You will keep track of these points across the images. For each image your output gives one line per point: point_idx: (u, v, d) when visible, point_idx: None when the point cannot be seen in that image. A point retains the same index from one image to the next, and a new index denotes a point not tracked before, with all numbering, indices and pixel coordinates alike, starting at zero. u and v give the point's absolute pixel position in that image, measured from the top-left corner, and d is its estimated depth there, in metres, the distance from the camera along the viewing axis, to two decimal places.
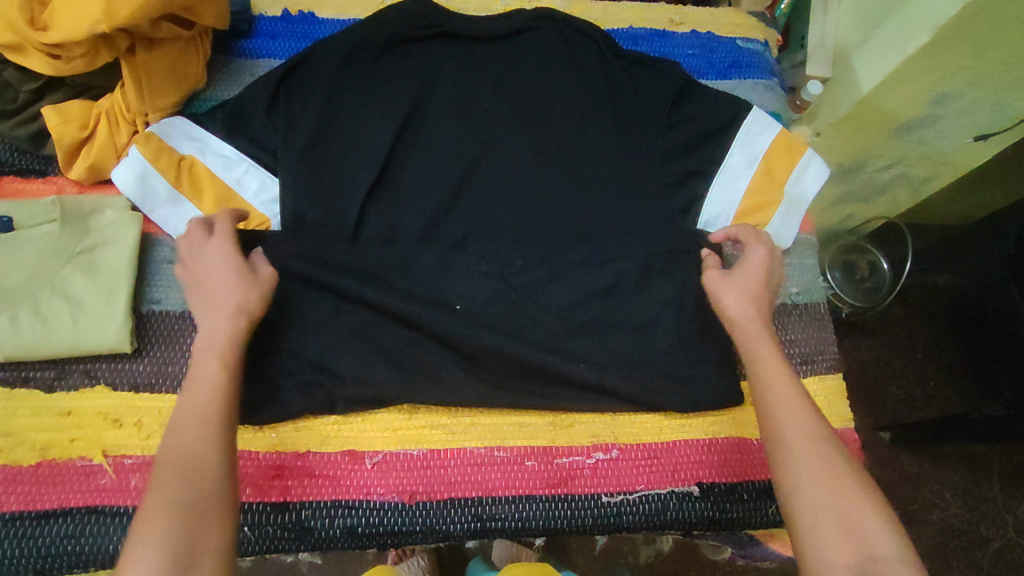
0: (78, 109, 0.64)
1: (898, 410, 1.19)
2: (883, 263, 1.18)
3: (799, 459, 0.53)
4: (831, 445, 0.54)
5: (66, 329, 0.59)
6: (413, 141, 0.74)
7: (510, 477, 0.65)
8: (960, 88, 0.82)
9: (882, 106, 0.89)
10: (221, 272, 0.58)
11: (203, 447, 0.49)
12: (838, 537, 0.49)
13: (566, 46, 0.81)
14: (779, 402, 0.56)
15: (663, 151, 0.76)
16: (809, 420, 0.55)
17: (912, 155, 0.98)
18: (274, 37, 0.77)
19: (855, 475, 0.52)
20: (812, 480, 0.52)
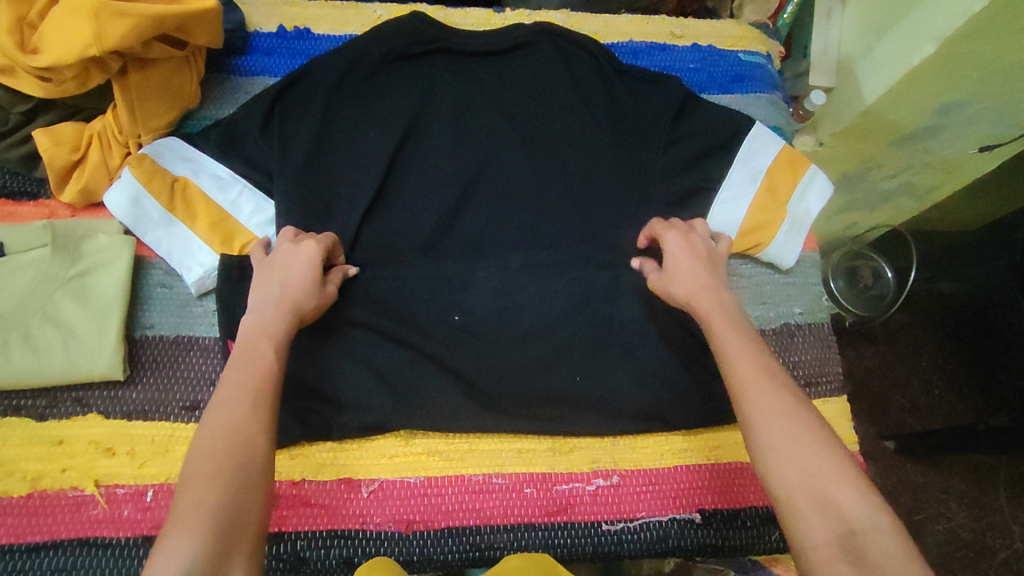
0: (70, 131, 0.63)
1: (903, 421, 1.18)
2: (885, 270, 1.15)
3: (766, 431, 0.49)
4: (800, 414, 0.50)
5: (57, 356, 0.58)
6: (409, 158, 0.73)
7: (509, 505, 0.64)
8: (966, 99, 0.81)
9: (886, 117, 0.88)
10: (296, 269, 0.59)
11: (248, 425, 0.48)
12: (816, 513, 0.45)
13: (565, 60, 0.80)
14: (741, 376, 0.53)
15: (664, 168, 0.75)
16: (774, 390, 0.52)
17: (916, 165, 0.97)
18: (269, 54, 0.76)
19: (827, 442, 0.48)
20: (783, 453, 0.48)
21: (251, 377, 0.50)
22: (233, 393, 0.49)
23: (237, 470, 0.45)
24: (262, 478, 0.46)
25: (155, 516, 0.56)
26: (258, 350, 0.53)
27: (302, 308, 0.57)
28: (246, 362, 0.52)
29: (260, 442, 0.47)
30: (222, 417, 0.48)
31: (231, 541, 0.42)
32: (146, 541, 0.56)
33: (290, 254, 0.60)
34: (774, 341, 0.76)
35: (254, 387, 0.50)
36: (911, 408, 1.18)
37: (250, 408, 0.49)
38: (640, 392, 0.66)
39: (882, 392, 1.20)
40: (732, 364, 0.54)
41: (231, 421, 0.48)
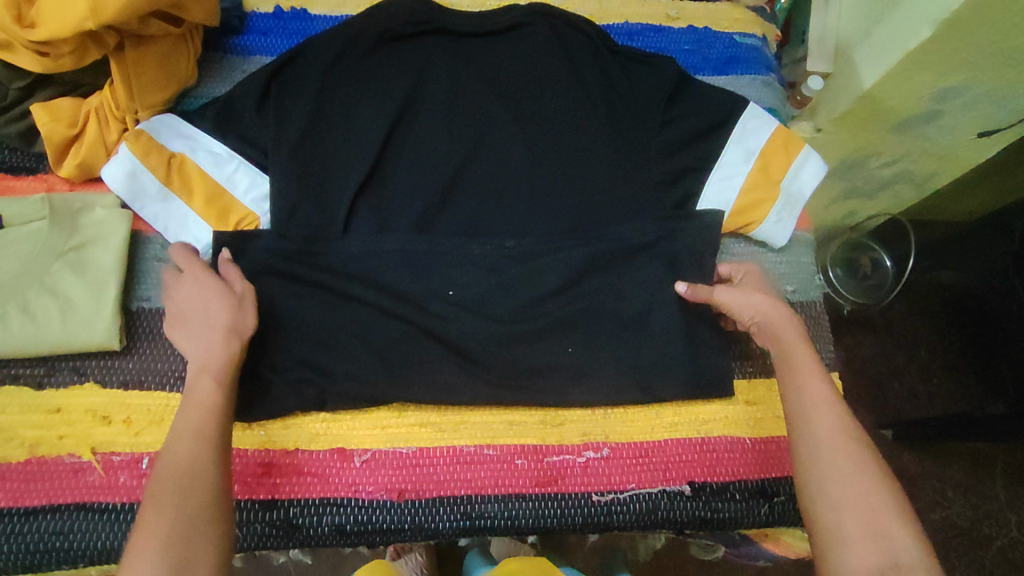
0: (68, 106, 0.64)
1: (901, 409, 1.18)
2: (885, 259, 1.17)
3: (829, 457, 0.52)
4: (865, 448, 0.52)
5: (55, 326, 0.59)
6: (404, 137, 0.73)
7: (500, 475, 0.64)
8: (963, 83, 0.81)
9: (883, 101, 0.88)
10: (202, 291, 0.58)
11: (200, 457, 0.49)
12: (864, 542, 0.48)
13: (560, 40, 0.80)
14: (811, 401, 0.56)
15: (657, 148, 0.75)
16: (841, 420, 0.54)
17: (913, 151, 0.97)
18: (266, 34, 0.77)
19: (886, 480, 0.51)
20: (843, 482, 0.51)
21: (204, 413, 0.52)
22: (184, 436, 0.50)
23: (191, 501, 0.46)
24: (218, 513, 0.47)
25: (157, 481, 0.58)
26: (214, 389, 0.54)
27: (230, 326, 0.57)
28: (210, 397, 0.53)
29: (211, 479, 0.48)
30: (181, 458, 0.48)
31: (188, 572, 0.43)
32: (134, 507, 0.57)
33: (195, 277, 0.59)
34: None
35: (205, 422, 0.51)
36: (909, 398, 1.18)
37: (203, 441, 0.50)
38: (632, 367, 0.67)
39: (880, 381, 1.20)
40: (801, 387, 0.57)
41: (184, 454, 0.49)
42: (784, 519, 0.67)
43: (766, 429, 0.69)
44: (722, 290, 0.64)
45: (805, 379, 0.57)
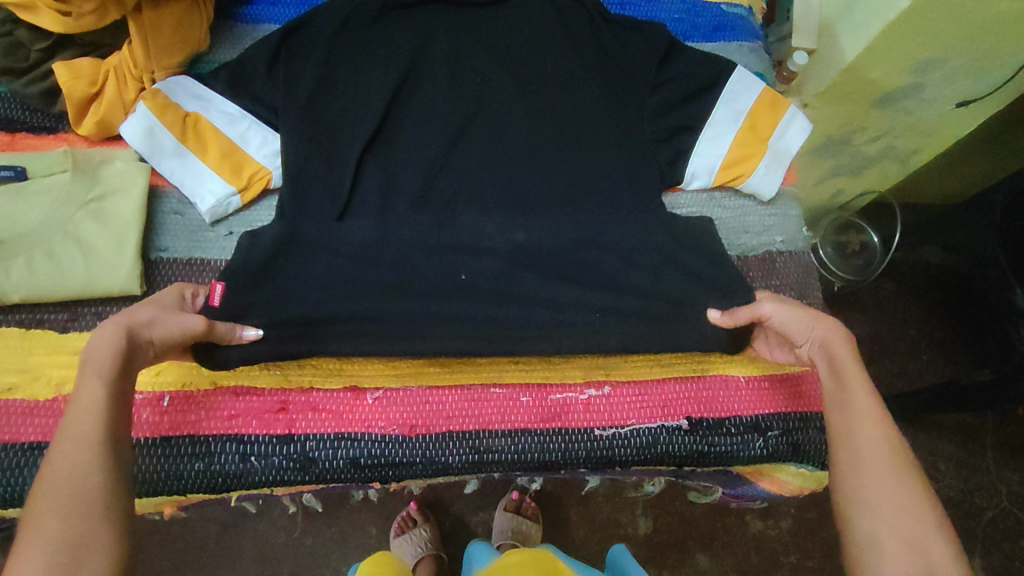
0: (88, 66, 0.67)
1: (891, 383, 1.21)
2: (873, 238, 1.23)
3: (871, 471, 0.54)
4: (909, 468, 0.54)
5: (78, 271, 0.61)
6: (408, 102, 0.77)
7: (506, 411, 0.67)
8: (941, 55, 0.85)
9: (866, 74, 0.92)
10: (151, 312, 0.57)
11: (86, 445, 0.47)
12: (900, 550, 0.49)
13: (554, 10, 0.84)
14: (856, 418, 0.57)
15: (651, 108, 0.79)
16: (886, 435, 0.56)
17: (897, 125, 1.01)
18: (274, 4, 0.80)
19: (928, 498, 0.52)
20: (885, 496, 0.52)
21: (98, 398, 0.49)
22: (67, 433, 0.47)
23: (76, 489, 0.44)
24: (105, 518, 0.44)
25: (205, 416, 0.63)
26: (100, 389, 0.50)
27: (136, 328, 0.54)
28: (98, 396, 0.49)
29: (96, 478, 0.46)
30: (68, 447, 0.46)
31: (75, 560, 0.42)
32: (196, 439, 0.63)
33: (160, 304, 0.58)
34: (757, 267, 0.80)
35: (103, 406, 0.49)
36: (899, 373, 1.22)
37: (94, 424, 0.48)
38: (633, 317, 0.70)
39: (871, 355, 1.23)
40: (846, 398, 0.59)
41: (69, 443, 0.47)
42: (778, 453, 0.70)
43: (762, 367, 0.72)
44: (770, 305, 0.65)
45: (851, 396, 0.59)
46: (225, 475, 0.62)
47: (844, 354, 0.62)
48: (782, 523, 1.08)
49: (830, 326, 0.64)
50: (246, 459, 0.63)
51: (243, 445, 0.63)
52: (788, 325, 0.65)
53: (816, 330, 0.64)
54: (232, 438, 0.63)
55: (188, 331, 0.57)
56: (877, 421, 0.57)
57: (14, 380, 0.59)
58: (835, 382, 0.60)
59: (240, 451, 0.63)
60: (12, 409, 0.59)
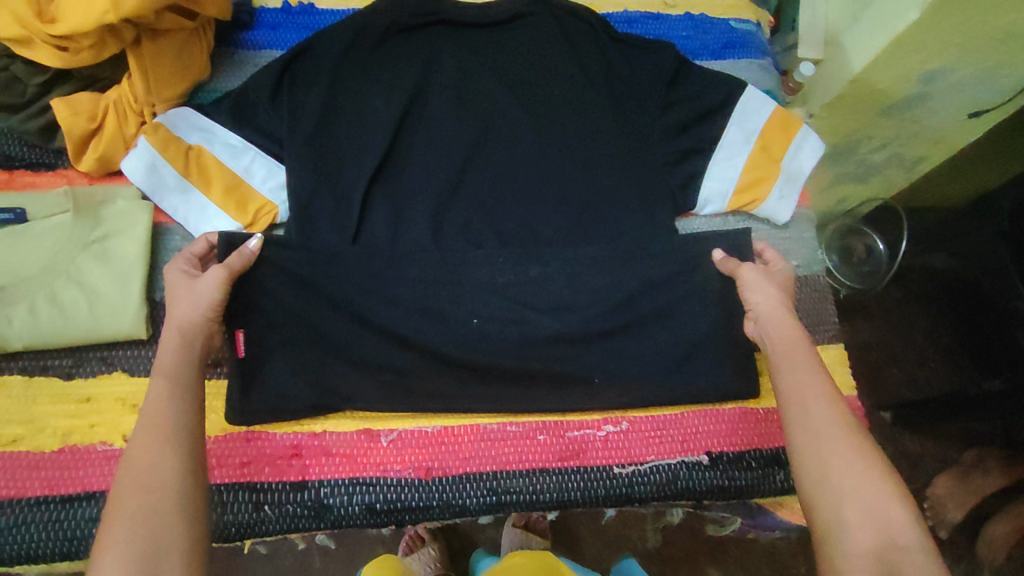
0: (86, 101, 0.64)
1: (900, 394, 1.16)
2: (878, 244, 1.14)
3: (827, 443, 0.50)
4: (862, 435, 0.51)
5: (83, 317, 0.59)
6: (416, 128, 0.75)
7: (523, 451, 0.66)
8: (950, 65, 0.83)
9: (874, 85, 0.90)
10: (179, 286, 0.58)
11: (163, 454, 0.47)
12: (859, 524, 0.46)
13: (562, 31, 0.82)
14: (806, 388, 0.54)
15: (661, 131, 0.78)
16: (834, 402, 0.53)
17: (904, 135, 0.99)
18: (275, 29, 0.78)
19: (881, 463, 0.49)
20: (839, 463, 0.49)
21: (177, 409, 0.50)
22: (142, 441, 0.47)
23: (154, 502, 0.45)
24: (181, 523, 0.44)
25: (217, 464, 0.62)
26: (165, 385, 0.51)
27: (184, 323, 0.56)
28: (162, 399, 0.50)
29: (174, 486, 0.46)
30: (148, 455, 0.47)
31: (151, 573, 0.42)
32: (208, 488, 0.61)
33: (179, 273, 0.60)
34: None
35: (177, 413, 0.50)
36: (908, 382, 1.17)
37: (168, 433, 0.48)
38: (650, 348, 0.69)
39: None
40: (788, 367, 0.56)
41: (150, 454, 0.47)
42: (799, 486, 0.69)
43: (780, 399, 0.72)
44: (749, 266, 0.65)
45: (796, 364, 0.56)
46: (238, 525, 0.60)
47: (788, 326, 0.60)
48: (792, 534, 1.06)
49: (779, 299, 0.63)
50: (260, 508, 0.61)
51: (256, 494, 0.61)
52: (747, 290, 0.64)
53: (765, 302, 0.63)
54: (245, 486, 0.61)
55: (219, 282, 0.58)
56: (824, 388, 0.54)
57: (19, 431, 0.58)
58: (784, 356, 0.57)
59: (253, 500, 0.61)
60: (18, 461, 0.57)
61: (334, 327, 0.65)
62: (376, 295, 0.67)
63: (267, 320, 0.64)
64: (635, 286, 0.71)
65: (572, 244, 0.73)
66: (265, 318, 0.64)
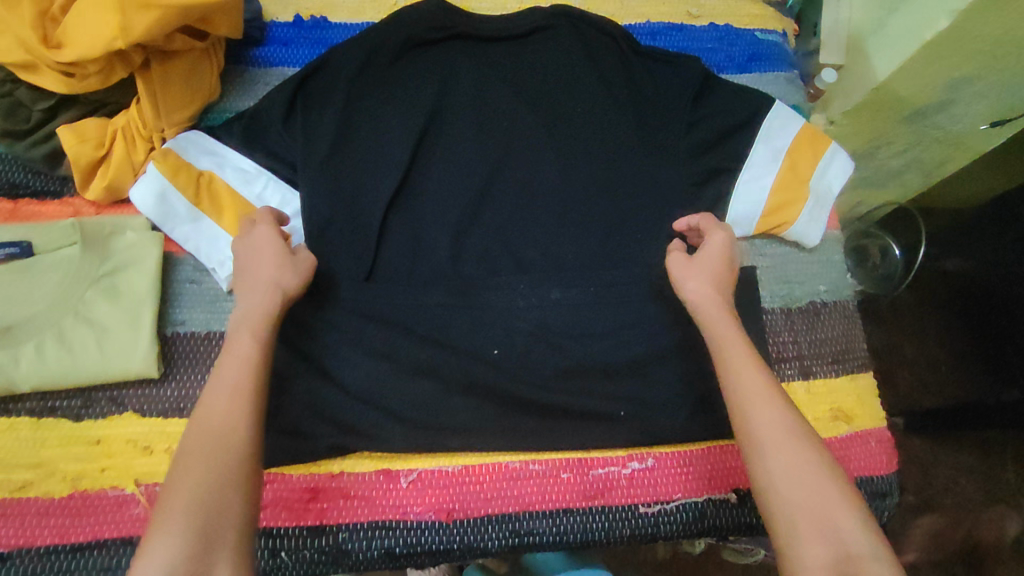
0: (94, 127, 0.62)
1: (916, 401, 1.10)
2: (895, 248, 1.08)
3: (771, 450, 0.50)
4: (806, 436, 0.51)
5: (92, 356, 0.57)
6: (432, 148, 0.72)
7: (547, 491, 0.64)
8: (978, 72, 0.79)
9: (897, 92, 0.86)
10: (275, 250, 0.58)
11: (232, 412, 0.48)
12: (814, 536, 0.46)
13: (584, 44, 0.79)
14: (750, 394, 0.53)
15: (686, 150, 0.75)
16: (778, 409, 0.52)
17: (924, 141, 0.93)
18: (286, 45, 0.75)
19: (829, 464, 0.50)
20: (790, 472, 0.49)
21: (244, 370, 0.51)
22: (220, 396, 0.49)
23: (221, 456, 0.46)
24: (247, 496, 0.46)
25: None
26: (240, 350, 0.52)
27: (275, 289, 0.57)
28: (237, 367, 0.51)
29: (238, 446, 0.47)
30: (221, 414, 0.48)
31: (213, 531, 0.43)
32: None
33: (270, 234, 0.60)
34: (800, 320, 0.76)
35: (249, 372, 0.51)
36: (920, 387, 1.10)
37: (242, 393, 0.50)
38: (677, 381, 0.67)
39: None
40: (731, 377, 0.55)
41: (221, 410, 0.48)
42: None
43: None
44: (677, 255, 0.65)
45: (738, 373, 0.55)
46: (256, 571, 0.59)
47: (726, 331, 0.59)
48: None
49: (710, 288, 0.62)
50: (277, 554, 0.60)
51: (272, 540, 0.60)
52: (677, 277, 0.64)
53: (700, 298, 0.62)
54: (262, 532, 0.60)
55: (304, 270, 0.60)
56: (766, 394, 0.53)
57: (27, 476, 0.56)
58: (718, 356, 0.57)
59: (271, 547, 0.60)
60: (26, 508, 0.55)
61: (353, 364, 0.63)
62: (394, 328, 0.64)
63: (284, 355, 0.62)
64: (660, 316, 0.68)
65: (594, 271, 0.70)
66: (284, 353, 0.62)
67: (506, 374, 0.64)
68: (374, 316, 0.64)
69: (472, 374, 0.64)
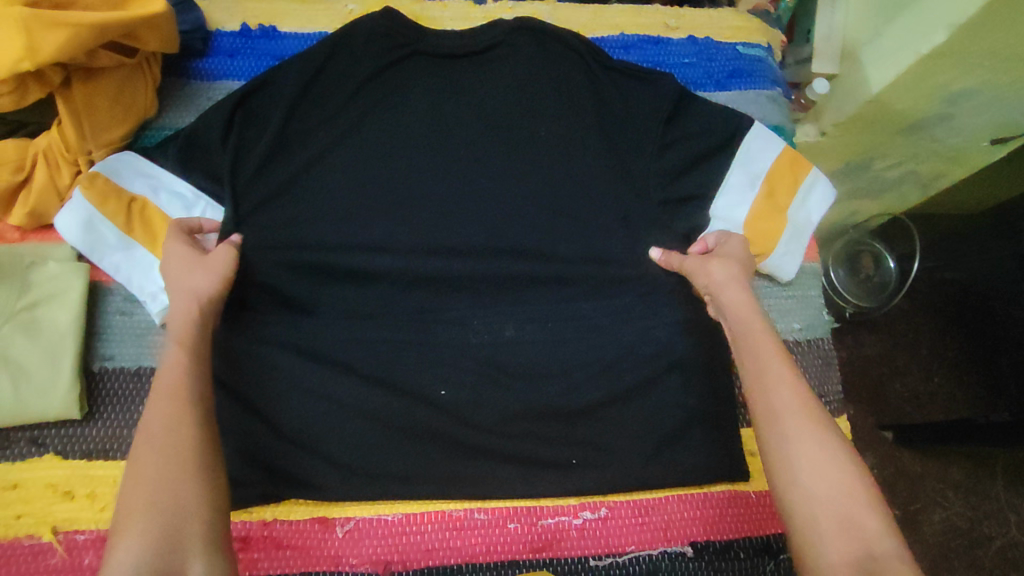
0: (12, 149, 0.59)
1: (901, 410, 1.05)
2: (889, 260, 1.04)
3: (796, 444, 0.49)
4: (833, 430, 0.50)
5: (7, 396, 0.54)
6: (384, 170, 0.67)
7: (492, 542, 0.62)
8: (975, 86, 0.73)
9: (892, 106, 0.80)
10: (190, 257, 0.57)
11: (173, 413, 0.48)
12: (837, 533, 0.45)
13: (551, 60, 0.74)
14: (773, 383, 0.53)
15: (655, 174, 0.70)
16: (803, 401, 0.51)
17: (922, 154, 0.89)
18: (232, 56, 0.71)
19: (855, 461, 0.48)
20: (812, 465, 0.48)
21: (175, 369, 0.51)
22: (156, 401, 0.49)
23: (168, 457, 0.46)
24: (205, 490, 0.46)
25: None
26: (183, 356, 0.52)
27: (202, 295, 0.56)
28: (180, 382, 0.50)
29: (186, 440, 0.47)
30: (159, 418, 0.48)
31: (178, 532, 0.43)
32: None
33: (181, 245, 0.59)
34: None
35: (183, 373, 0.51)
36: (911, 398, 1.05)
37: (177, 392, 0.50)
38: (634, 429, 0.64)
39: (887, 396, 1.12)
40: (755, 365, 0.54)
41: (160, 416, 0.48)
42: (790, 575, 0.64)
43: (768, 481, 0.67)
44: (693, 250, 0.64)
45: (763, 362, 0.54)
46: None
47: (751, 316, 0.58)
48: None
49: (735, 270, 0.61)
50: None
51: None
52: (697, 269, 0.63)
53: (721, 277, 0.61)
54: None
55: (228, 265, 0.59)
56: (793, 385, 0.52)
57: None
58: (744, 343, 0.56)
59: None
60: None
61: (292, 408, 0.60)
62: (338, 368, 0.61)
63: (223, 395, 0.60)
64: (619, 356, 0.64)
65: (551, 308, 0.66)
66: (221, 393, 0.60)
67: (453, 419, 0.61)
68: (316, 355, 0.62)
69: (419, 420, 0.61)
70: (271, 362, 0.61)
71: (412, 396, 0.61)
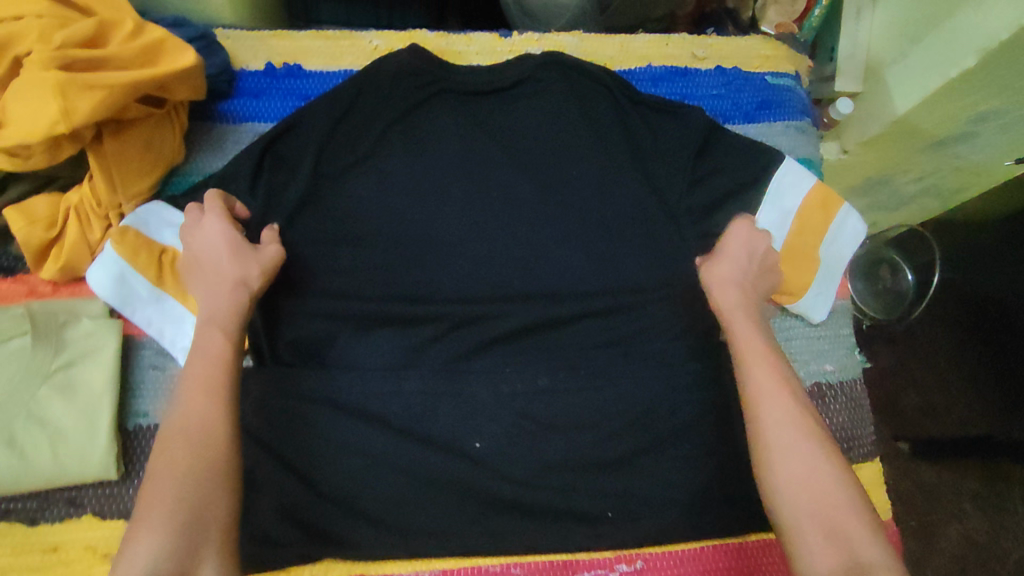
0: (44, 206, 0.59)
1: (918, 423, 1.02)
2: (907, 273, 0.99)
3: (782, 453, 0.51)
4: (821, 437, 0.52)
5: (45, 458, 0.54)
6: (413, 215, 0.66)
7: None
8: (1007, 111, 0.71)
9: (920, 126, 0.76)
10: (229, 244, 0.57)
11: (205, 409, 0.50)
12: (824, 537, 0.47)
13: (578, 95, 0.72)
14: (765, 392, 0.54)
15: (686, 215, 0.69)
16: (793, 410, 0.53)
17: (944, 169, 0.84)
18: (257, 96, 0.70)
19: (842, 467, 0.50)
20: (802, 471, 0.50)
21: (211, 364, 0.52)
22: (194, 392, 0.51)
23: (195, 447, 0.48)
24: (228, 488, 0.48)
25: None
26: (218, 363, 0.52)
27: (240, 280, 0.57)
28: (214, 379, 0.52)
29: (217, 433, 0.49)
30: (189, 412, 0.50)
31: (196, 527, 0.45)
32: None
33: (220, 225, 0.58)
34: None
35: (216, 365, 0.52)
36: (926, 409, 1.03)
37: (205, 389, 0.51)
38: (670, 481, 0.63)
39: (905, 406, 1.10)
40: (750, 372, 0.56)
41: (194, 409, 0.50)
42: None
43: None
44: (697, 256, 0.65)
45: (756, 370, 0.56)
46: None
47: (746, 323, 0.60)
48: None
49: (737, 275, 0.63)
50: None
51: None
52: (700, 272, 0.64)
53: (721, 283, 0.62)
54: None
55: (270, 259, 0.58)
56: (785, 393, 0.54)
57: None
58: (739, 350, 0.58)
59: None
60: None
61: (327, 462, 0.60)
62: (372, 420, 0.61)
63: (258, 449, 0.60)
64: (653, 405, 0.64)
65: (583, 355, 0.65)
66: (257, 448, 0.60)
67: (488, 471, 0.61)
68: (350, 407, 0.61)
69: (454, 474, 0.60)
70: (306, 415, 0.61)
71: (446, 449, 0.61)
